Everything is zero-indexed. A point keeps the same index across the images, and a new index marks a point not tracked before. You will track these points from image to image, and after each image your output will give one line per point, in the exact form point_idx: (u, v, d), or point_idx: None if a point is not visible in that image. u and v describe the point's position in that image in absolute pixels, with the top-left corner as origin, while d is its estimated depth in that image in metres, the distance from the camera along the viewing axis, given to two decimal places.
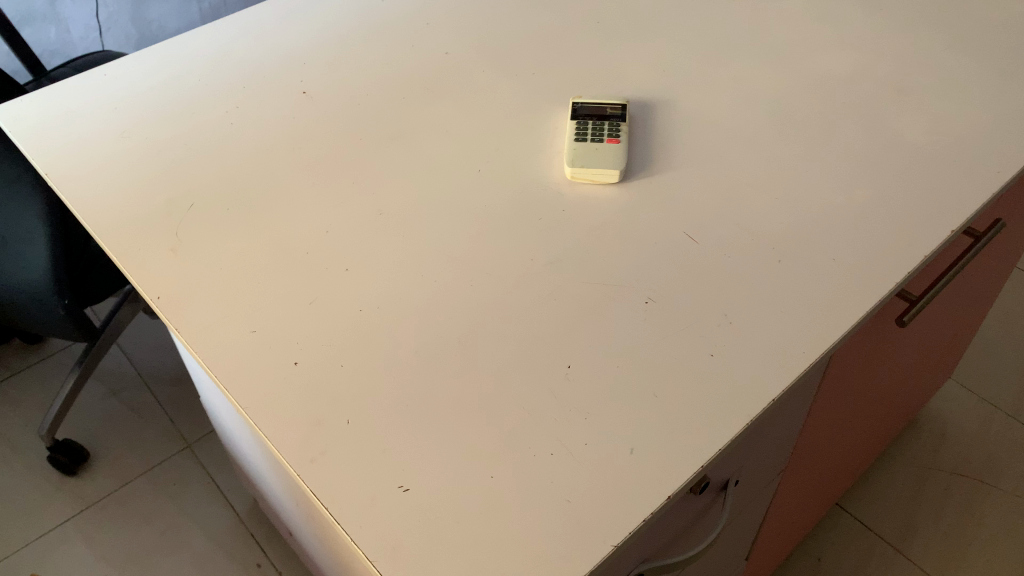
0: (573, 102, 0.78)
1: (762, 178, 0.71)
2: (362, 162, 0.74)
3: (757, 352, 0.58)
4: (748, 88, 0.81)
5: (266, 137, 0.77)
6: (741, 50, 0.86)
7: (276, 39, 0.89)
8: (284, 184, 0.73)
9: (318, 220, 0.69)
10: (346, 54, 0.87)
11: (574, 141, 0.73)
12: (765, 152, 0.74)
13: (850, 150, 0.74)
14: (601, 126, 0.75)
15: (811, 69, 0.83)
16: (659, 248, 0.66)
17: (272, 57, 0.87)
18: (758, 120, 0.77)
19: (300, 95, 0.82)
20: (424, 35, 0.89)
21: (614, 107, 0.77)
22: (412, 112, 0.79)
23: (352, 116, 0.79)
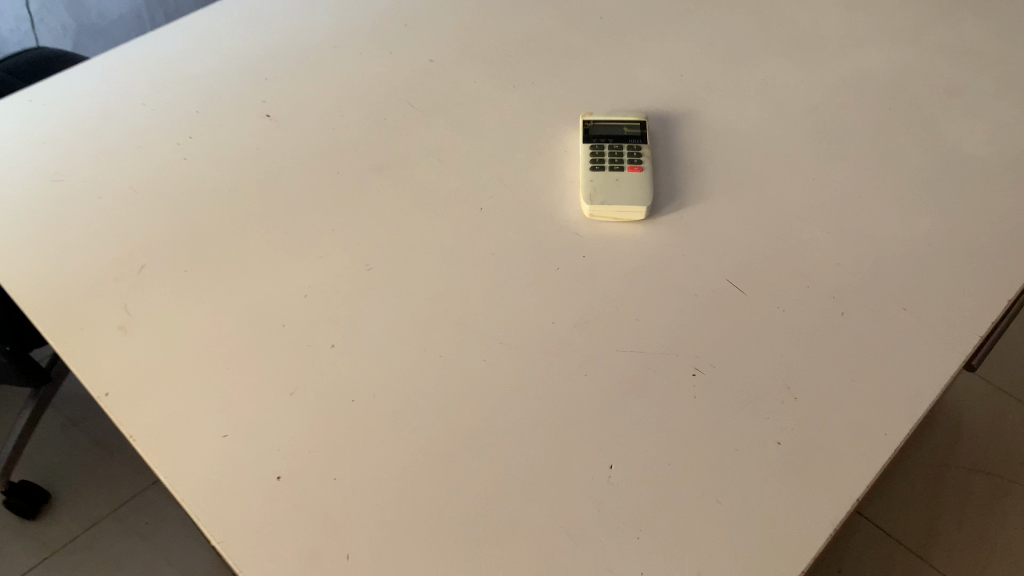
0: (584, 121, 0.67)
1: (810, 206, 0.62)
2: (343, 203, 0.63)
3: (830, 437, 0.49)
4: (779, 96, 0.71)
5: (226, 176, 0.66)
6: (765, 50, 0.76)
7: (229, 49, 0.78)
8: (251, 234, 0.62)
9: (295, 282, 0.58)
10: (314, 66, 0.75)
11: (590, 171, 0.63)
12: (809, 174, 0.64)
13: (905, 167, 0.64)
14: (620, 150, 0.64)
15: (848, 71, 0.73)
16: (702, 301, 0.56)
17: (225, 71, 0.75)
18: (796, 134, 0.67)
19: (263, 120, 0.70)
20: (403, 40, 0.78)
21: (632, 125, 0.66)
22: (397, 137, 0.68)
23: (327, 145, 0.68)
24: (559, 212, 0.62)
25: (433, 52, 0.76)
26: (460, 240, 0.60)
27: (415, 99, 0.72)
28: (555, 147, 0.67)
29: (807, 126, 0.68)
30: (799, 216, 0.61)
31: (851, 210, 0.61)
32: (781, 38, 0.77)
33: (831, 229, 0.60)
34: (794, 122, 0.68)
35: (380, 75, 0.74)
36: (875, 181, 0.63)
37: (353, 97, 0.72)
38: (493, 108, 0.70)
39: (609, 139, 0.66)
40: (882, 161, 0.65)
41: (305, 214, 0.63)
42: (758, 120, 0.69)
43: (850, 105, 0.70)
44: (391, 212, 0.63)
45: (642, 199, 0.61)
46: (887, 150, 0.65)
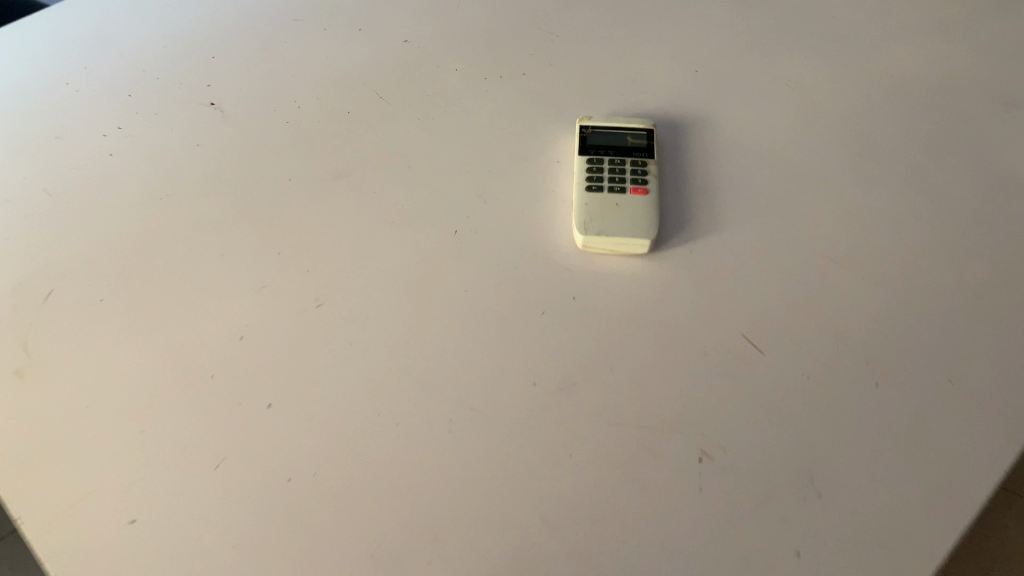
0: (581, 125, 0.57)
1: (842, 245, 0.52)
2: (292, 219, 0.54)
3: (863, 546, 0.40)
4: (808, 101, 0.61)
5: (159, 177, 0.56)
6: (791, 45, 0.66)
7: (176, 23, 0.67)
8: (182, 255, 0.52)
9: (230, 318, 0.49)
10: (270, 45, 0.65)
11: (586, 192, 0.53)
12: (841, 204, 0.55)
13: (955, 195, 0.55)
14: (622, 166, 0.55)
15: (887, 75, 0.63)
16: (712, 365, 0.47)
17: (167, 47, 0.65)
18: (826, 152, 0.58)
19: (206, 108, 0.60)
20: (375, 16, 0.67)
21: (637, 133, 0.57)
22: (362, 138, 0.59)
23: (279, 143, 0.58)
24: (546, 241, 0.53)
25: (408, 32, 0.66)
26: (429, 273, 0.51)
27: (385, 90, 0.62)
28: (545, 155, 0.57)
29: (839, 141, 0.58)
30: (827, 257, 0.52)
31: (890, 250, 0.52)
32: (810, 32, 0.67)
33: (866, 275, 0.51)
34: (824, 137, 0.59)
35: (347, 59, 0.64)
36: (918, 215, 0.54)
37: (313, 84, 0.62)
38: (475, 105, 0.60)
39: (609, 151, 0.56)
40: (926, 190, 0.55)
41: (247, 230, 0.53)
42: (783, 132, 0.59)
43: (889, 116, 0.60)
44: (349, 231, 0.53)
45: (646, 231, 0.51)
46: (932, 176, 0.56)
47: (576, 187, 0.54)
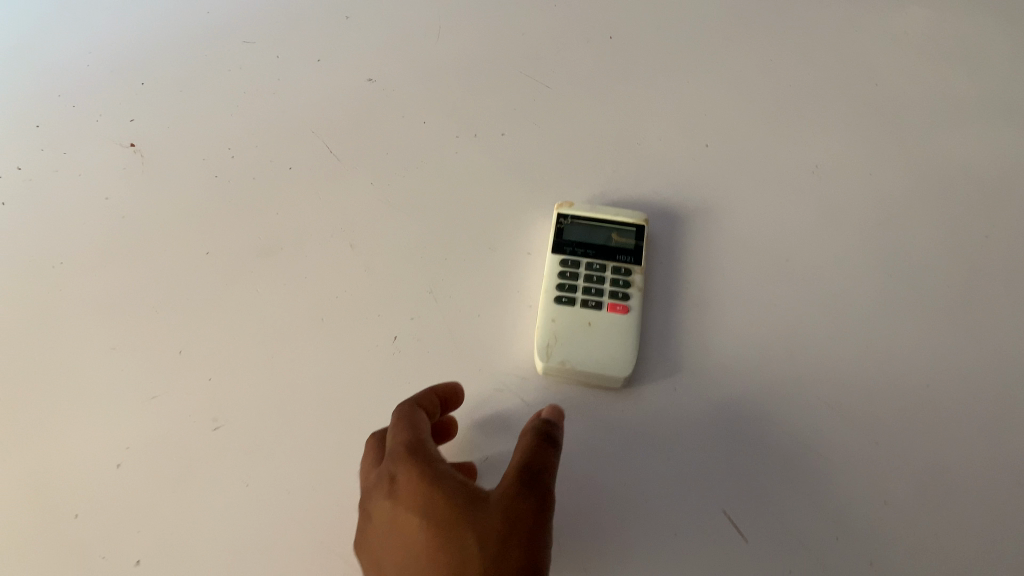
0: (560, 211, 0.48)
1: (854, 397, 0.44)
2: (201, 305, 0.45)
3: None
4: (837, 189, 0.51)
5: (54, 234, 0.48)
6: (829, 105, 0.54)
7: (101, 18, 0.57)
8: (65, 345, 0.44)
9: (107, 436, 0.41)
10: (210, 67, 0.55)
11: (555, 303, 0.44)
12: (859, 340, 0.45)
13: (995, 341, 0.45)
14: (602, 274, 0.45)
15: (939, 159, 0.52)
16: (672, 551, 0.40)
17: (87, 57, 0.55)
18: (850, 264, 0.48)
19: (122, 147, 0.51)
20: (337, 35, 0.57)
21: (625, 230, 0.47)
22: (298, 202, 0.49)
23: (201, 201, 0.49)
24: (500, 359, 0.44)
25: (373, 66, 0.55)
26: (355, 394, 0.43)
27: (336, 142, 0.52)
28: (512, 243, 0.48)
29: (868, 252, 0.49)
30: (834, 413, 0.43)
31: (911, 411, 0.43)
32: (855, 88, 0.55)
33: (877, 442, 0.42)
34: (850, 243, 0.49)
35: (297, 97, 0.54)
36: (952, 364, 0.45)
37: (252, 128, 0.53)
38: (439, 170, 0.51)
39: (589, 250, 0.46)
40: (965, 329, 0.46)
41: (145, 316, 0.45)
42: (802, 230, 0.49)
43: (933, 219, 0.50)
44: (266, 327, 0.45)
45: (622, 366, 0.42)
46: (973, 311, 0.46)
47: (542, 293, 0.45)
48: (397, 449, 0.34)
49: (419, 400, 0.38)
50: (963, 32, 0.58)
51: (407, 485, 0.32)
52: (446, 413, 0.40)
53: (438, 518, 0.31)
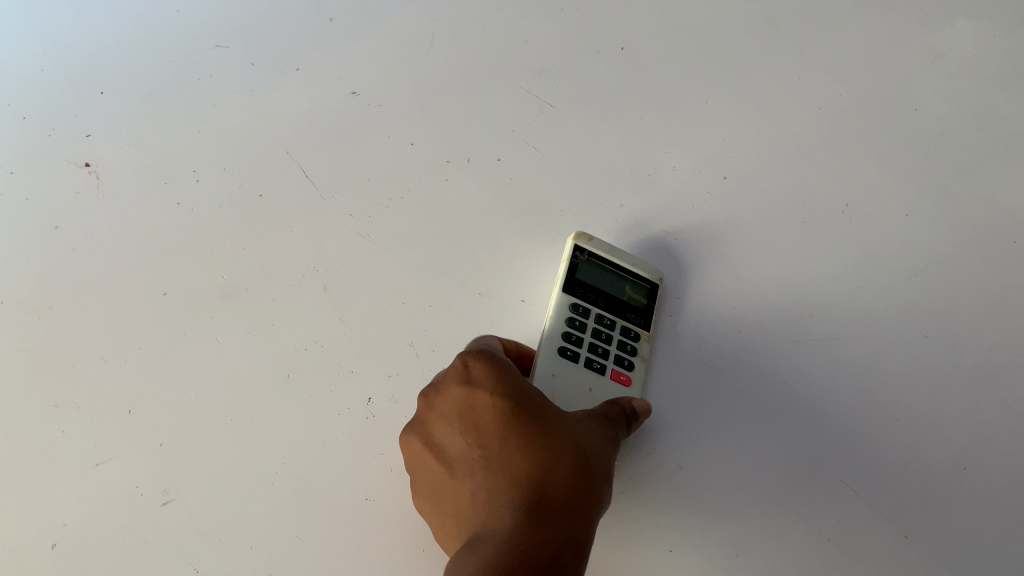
0: (579, 242, 0.41)
1: (883, 481, 0.38)
2: (155, 356, 0.41)
3: None
4: (872, 232, 0.45)
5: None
6: (864, 133, 0.49)
7: (64, 25, 0.52)
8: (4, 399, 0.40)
9: (43, 511, 0.37)
10: (180, 79, 0.50)
11: (559, 357, 0.37)
12: (893, 411, 0.40)
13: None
14: (611, 332, 0.39)
15: (985, 200, 0.47)
16: None
17: (45, 68, 0.50)
18: (886, 319, 0.42)
19: (78, 171, 0.46)
20: (322, 43, 0.51)
21: (640, 284, 0.42)
22: (268, 236, 0.44)
23: (160, 233, 0.44)
24: None
25: (358, 76, 0.50)
26: (322, 465, 0.38)
27: (314, 165, 0.47)
28: (505, 285, 0.43)
29: (904, 304, 0.43)
30: (861, 498, 0.38)
31: (947, 498, 0.38)
32: (892, 114, 0.50)
33: (906, 536, 0.37)
34: (886, 294, 0.43)
35: (273, 112, 0.49)
36: (997, 443, 0.39)
37: (221, 147, 0.47)
38: (428, 199, 0.46)
39: (600, 297, 0.40)
40: (1013, 401, 0.40)
41: (94, 369, 0.40)
42: (832, 279, 0.44)
43: (981, 270, 0.44)
44: (228, 383, 0.40)
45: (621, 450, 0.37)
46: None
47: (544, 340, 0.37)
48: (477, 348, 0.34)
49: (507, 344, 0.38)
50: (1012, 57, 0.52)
51: (482, 373, 0.32)
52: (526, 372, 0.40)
53: (514, 406, 0.31)
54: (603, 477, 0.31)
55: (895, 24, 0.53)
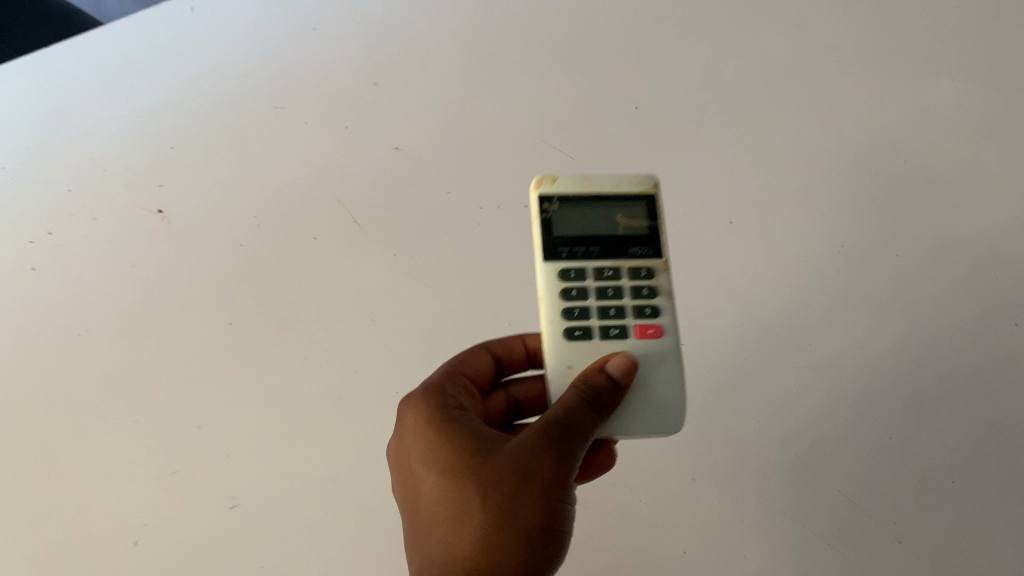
0: (541, 192, 0.38)
1: (876, 499, 0.44)
2: (219, 378, 0.46)
3: None
4: (871, 269, 0.49)
5: (78, 303, 0.49)
6: (865, 174, 0.53)
7: (128, 80, 0.58)
8: (84, 417, 0.45)
9: (129, 518, 0.42)
10: (243, 134, 0.55)
11: (569, 341, 0.36)
12: (885, 438, 0.45)
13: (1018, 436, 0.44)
14: (616, 284, 0.37)
15: (984, 233, 0.50)
16: None
17: (113, 120, 0.56)
18: (878, 352, 0.47)
19: (154, 217, 0.52)
20: (367, 97, 0.56)
21: (636, 208, 0.39)
22: (315, 272, 0.50)
23: (221, 270, 0.50)
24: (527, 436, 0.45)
25: (399, 130, 0.55)
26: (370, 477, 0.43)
27: (362, 214, 0.52)
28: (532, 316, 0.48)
29: (894, 337, 0.47)
30: (860, 511, 0.43)
31: (931, 510, 0.43)
32: (894, 154, 0.53)
33: (900, 542, 0.43)
34: (884, 328, 0.47)
35: (323, 166, 0.54)
36: (981, 467, 0.43)
37: (277, 195, 0.53)
38: (463, 239, 0.51)
39: (590, 248, 0.38)
40: (991, 424, 0.44)
41: (166, 390, 0.45)
42: (833, 314, 0.48)
43: (977, 302, 0.47)
44: (286, 405, 0.45)
45: (667, 416, 0.34)
46: (1013, 407, 0.44)
47: (544, 324, 0.36)
48: (428, 405, 0.33)
49: (494, 351, 0.41)
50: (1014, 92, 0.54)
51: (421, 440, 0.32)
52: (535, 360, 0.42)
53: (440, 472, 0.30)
54: (534, 517, 0.28)
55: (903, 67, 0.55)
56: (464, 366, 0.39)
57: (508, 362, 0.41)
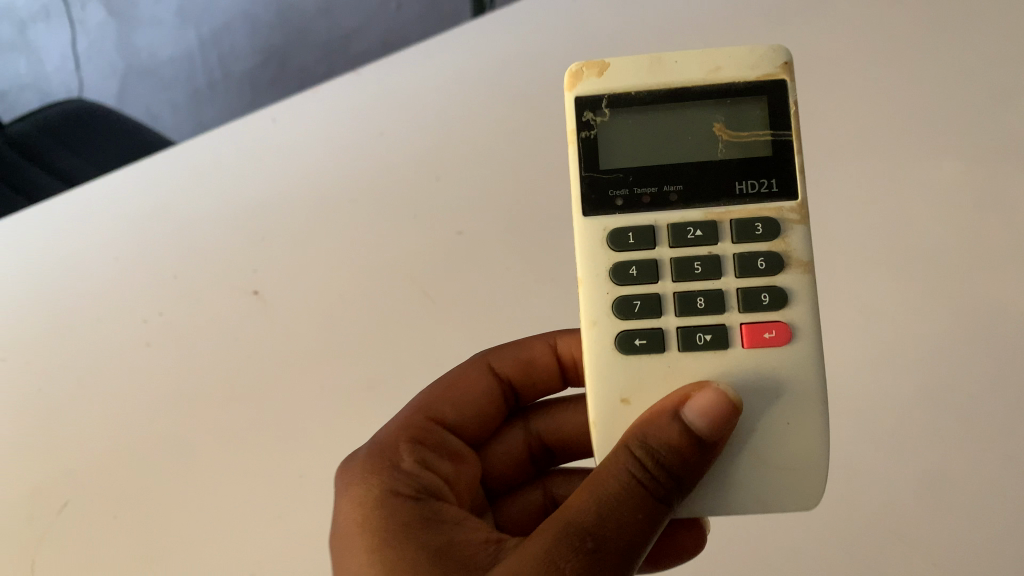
0: (578, 95, 0.39)
1: (901, 534, 0.50)
2: (313, 435, 0.56)
3: None
4: (889, 329, 0.54)
5: (190, 381, 0.58)
6: (881, 235, 0.56)
7: (215, 175, 0.62)
8: (210, 469, 0.56)
9: (254, 554, 0.53)
10: (323, 215, 0.61)
11: (636, 355, 0.37)
12: (900, 484, 0.51)
13: (1011, 478, 0.50)
14: (715, 262, 0.37)
15: (1000, 291, 0.54)
16: None
17: (206, 214, 0.61)
18: (886, 408, 0.53)
19: (250, 299, 0.60)
20: (418, 175, 0.62)
21: (753, 98, 0.38)
22: (391, 341, 0.58)
23: (312, 343, 0.58)
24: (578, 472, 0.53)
25: (452, 210, 0.61)
26: None
27: (431, 285, 0.60)
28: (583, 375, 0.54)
29: (899, 393, 0.53)
30: (895, 535, 0.50)
31: (941, 541, 0.50)
32: (921, 209, 0.56)
33: (936, 563, 0.49)
34: (889, 383, 0.54)
35: (393, 248, 0.60)
36: (987, 505, 0.50)
37: (349, 273, 0.60)
38: (517, 306, 0.58)
39: (671, 167, 0.39)
40: (984, 469, 0.50)
41: (273, 448, 0.56)
42: (845, 371, 0.55)
43: (986, 360, 0.52)
44: None
45: (791, 497, 0.35)
46: (1015, 454, 0.51)
47: (586, 326, 0.38)
48: (407, 517, 0.36)
49: (497, 368, 0.50)
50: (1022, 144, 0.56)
51: (392, 547, 0.34)
52: (547, 374, 0.51)
53: None
54: None
55: (919, 126, 0.58)
56: (442, 406, 0.47)
57: (517, 382, 0.51)
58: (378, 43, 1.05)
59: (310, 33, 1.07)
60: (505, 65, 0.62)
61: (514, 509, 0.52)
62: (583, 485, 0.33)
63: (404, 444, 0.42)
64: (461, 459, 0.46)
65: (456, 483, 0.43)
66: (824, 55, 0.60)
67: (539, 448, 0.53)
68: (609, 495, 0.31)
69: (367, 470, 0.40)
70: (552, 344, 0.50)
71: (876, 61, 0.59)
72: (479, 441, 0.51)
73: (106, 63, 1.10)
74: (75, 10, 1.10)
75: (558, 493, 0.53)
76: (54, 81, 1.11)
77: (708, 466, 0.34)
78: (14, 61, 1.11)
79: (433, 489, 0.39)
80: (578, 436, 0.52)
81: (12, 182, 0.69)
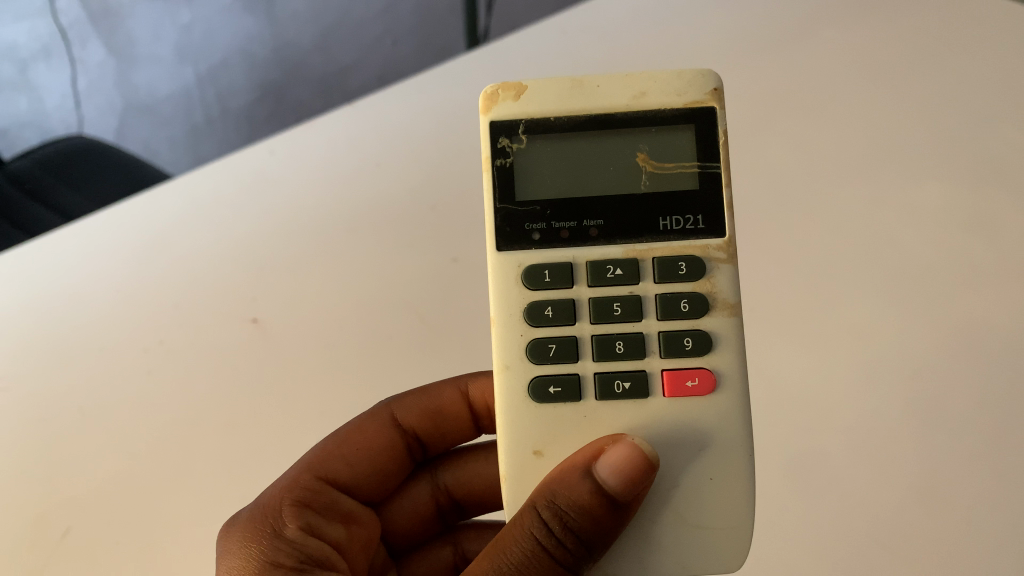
0: (493, 119, 0.38)
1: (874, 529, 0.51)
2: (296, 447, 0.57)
3: None
4: (857, 338, 0.55)
5: (188, 405, 0.59)
6: (843, 244, 0.58)
7: (203, 206, 0.64)
8: (200, 478, 0.57)
9: None
10: (298, 239, 0.63)
11: (551, 402, 0.36)
12: (871, 483, 0.52)
13: (972, 470, 0.51)
14: (637, 306, 0.37)
15: (970, 303, 0.55)
16: None
17: (194, 241, 0.63)
18: (857, 412, 0.54)
19: (246, 325, 0.61)
20: (397, 196, 0.63)
21: (681, 127, 0.38)
22: (370, 353, 0.60)
23: (295, 358, 0.60)
24: None
25: (430, 230, 0.63)
26: None
27: (408, 298, 0.61)
28: None
29: (867, 396, 0.54)
30: (870, 531, 0.51)
31: (915, 536, 0.50)
32: (905, 231, 0.57)
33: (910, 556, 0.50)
34: (856, 388, 0.54)
35: (372, 266, 0.62)
36: (961, 510, 0.50)
37: (330, 291, 0.62)
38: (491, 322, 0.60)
39: (590, 200, 0.38)
40: (949, 464, 0.51)
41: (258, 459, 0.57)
42: (814, 377, 0.55)
43: (961, 372, 0.53)
44: None
45: (716, 555, 0.35)
46: (997, 464, 0.51)
47: (499, 370, 0.37)
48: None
49: (401, 419, 0.49)
50: (976, 154, 0.59)
51: None
52: (457, 422, 0.51)
53: None
54: None
55: (877, 141, 0.60)
56: (332, 461, 0.46)
57: (422, 432, 0.50)
58: (372, 78, 1.08)
59: (307, 68, 1.10)
60: (478, 86, 0.64)
61: (422, 565, 0.52)
62: (494, 544, 0.33)
63: (289, 508, 0.41)
64: (353, 519, 0.45)
65: (345, 547, 0.43)
66: (788, 73, 0.62)
67: (446, 500, 0.53)
68: (512, 565, 0.32)
69: (249, 537, 0.39)
70: (462, 390, 0.50)
71: (842, 79, 0.61)
72: (377, 500, 0.50)
73: (106, 101, 1.13)
74: (74, 49, 1.11)
75: (467, 548, 0.53)
76: (53, 119, 1.13)
77: (627, 518, 0.33)
78: (15, 100, 1.13)
79: (317, 557, 0.39)
80: (488, 489, 0.53)
81: (15, 219, 0.70)
